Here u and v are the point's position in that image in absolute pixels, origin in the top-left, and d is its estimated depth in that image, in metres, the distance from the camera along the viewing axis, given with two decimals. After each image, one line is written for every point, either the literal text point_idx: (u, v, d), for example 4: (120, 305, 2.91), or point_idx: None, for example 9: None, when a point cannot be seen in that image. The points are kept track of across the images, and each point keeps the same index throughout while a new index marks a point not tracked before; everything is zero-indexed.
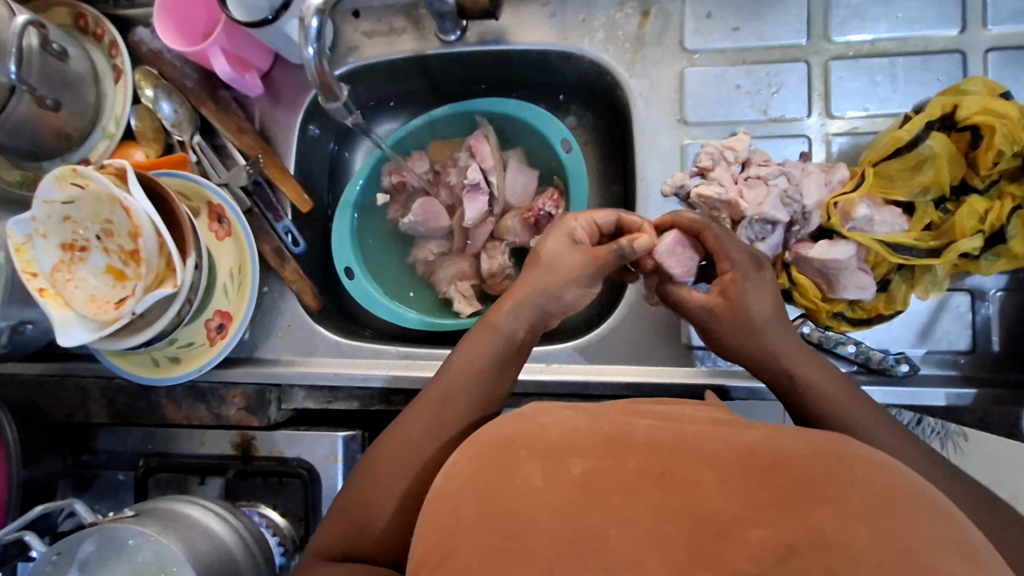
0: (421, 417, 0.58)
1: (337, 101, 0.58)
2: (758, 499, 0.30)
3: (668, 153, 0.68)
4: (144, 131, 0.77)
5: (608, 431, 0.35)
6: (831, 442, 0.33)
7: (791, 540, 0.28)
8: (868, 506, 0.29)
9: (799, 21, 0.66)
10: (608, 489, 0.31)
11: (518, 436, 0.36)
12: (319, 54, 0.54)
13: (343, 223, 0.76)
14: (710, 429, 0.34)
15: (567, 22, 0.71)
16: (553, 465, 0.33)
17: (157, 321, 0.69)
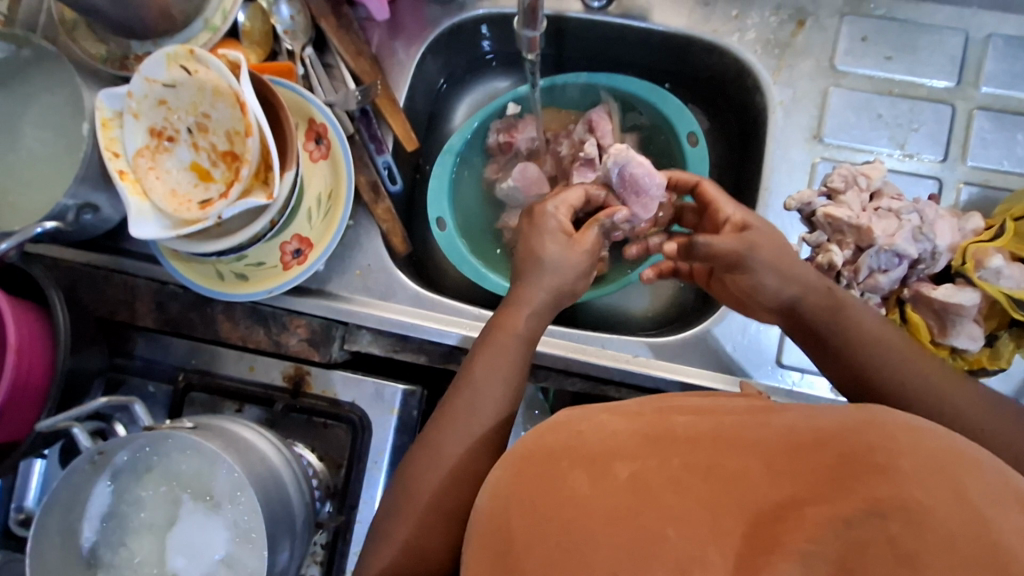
0: (463, 403, 0.59)
1: (532, 31, 0.55)
2: (819, 480, 0.30)
3: (798, 168, 0.66)
4: (251, 33, 0.72)
5: (647, 431, 0.36)
6: (869, 414, 0.32)
7: (849, 514, 0.28)
8: (924, 473, 0.29)
9: (951, 64, 0.66)
10: (655, 490, 0.33)
11: (570, 444, 0.37)
12: None
13: (444, 170, 0.74)
14: (747, 419, 0.36)
15: (717, 15, 0.69)
16: (597, 472, 0.34)
17: (239, 232, 0.64)
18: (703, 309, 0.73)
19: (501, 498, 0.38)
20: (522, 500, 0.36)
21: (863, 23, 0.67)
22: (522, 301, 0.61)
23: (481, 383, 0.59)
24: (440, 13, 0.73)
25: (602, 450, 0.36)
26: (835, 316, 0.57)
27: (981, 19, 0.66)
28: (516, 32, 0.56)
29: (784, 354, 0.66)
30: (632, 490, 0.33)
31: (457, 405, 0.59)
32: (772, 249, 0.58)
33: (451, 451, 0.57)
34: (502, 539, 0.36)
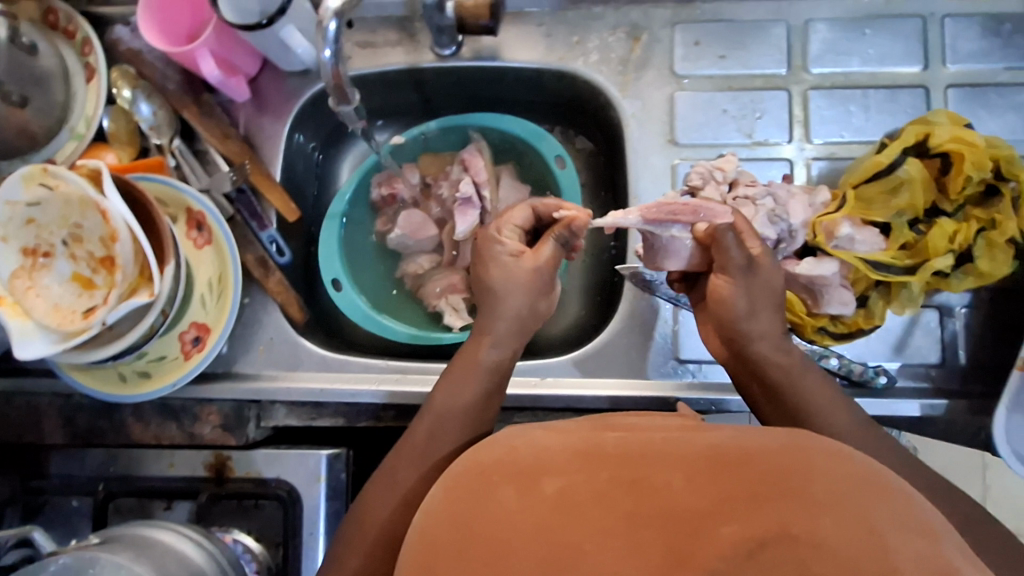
0: (420, 445, 0.56)
1: (348, 104, 0.57)
2: (735, 497, 0.31)
3: (660, 172, 0.70)
4: (117, 133, 0.73)
5: (580, 445, 0.35)
6: (796, 439, 0.34)
7: (759, 534, 0.30)
8: (831, 501, 0.31)
9: (779, 52, 0.70)
10: (581, 504, 0.32)
11: (501, 458, 0.36)
12: (336, 57, 0.52)
13: (332, 233, 0.75)
14: (675, 435, 0.35)
15: (560, 43, 0.72)
16: (527, 487, 0.34)
17: (128, 333, 0.64)
18: (603, 319, 0.76)
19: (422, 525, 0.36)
20: (441, 532, 0.35)
21: (694, 28, 0.71)
22: (483, 333, 0.60)
23: (441, 421, 0.57)
24: (301, 84, 0.75)
25: (535, 463, 0.35)
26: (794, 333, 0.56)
27: (797, 7, 0.71)
28: (335, 110, 0.58)
29: (683, 350, 0.67)
30: (557, 505, 0.33)
31: (416, 446, 0.56)
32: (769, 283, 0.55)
33: (386, 517, 0.55)
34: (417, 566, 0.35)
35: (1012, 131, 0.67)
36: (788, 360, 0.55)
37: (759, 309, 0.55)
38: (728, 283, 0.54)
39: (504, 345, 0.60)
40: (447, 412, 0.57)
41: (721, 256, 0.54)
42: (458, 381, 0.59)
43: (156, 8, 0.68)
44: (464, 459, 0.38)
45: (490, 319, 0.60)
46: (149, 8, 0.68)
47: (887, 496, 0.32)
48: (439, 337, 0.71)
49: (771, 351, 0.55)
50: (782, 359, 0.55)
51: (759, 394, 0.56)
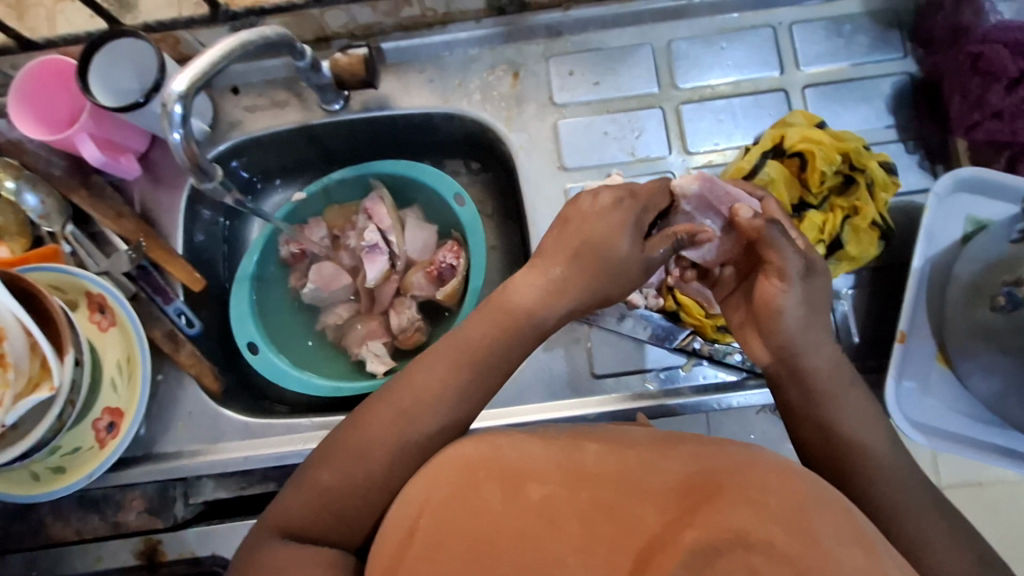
0: (336, 479, 0.49)
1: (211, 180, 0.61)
2: (696, 507, 0.34)
3: (553, 198, 0.73)
4: (5, 226, 0.71)
5: (564, 459, 0.38)
6: (752, 455, 0.37)
7: (715, 540, 0.32)
8: (784, 509, 0.33)
9: (649, 73, 0.75)
10: (564, 518, 0.35)
11: (487, 461, 0.38)
12: (186, 138, 0.55)
13: (242, 297, 0.75)
14: (651, 454, 0.38)
15: (444, 86, 0.75)
16: (512, 490, 0.37)
17: (32, 430, 0.62)
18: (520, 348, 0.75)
19: (409, 514, 0.38)
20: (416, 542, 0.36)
21: (567, 59, 0.75)
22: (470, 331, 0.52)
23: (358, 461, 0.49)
24: None
25: (518, 467, 0.38)
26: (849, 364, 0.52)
27: (659, 29, 0.75)
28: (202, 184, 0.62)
29: (596, 365, 0.69)
30: (529, 521, 0.35)
31: (324, 481, 0.49)
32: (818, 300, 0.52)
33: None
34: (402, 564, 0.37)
35: (866, 121, 0.73)
36: (814, 365, 0.51)
37: (822, 325, 0.52)
38: (783, 286, 0.50)
39: (525, 339, 0.53)
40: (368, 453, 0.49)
41: (772, 257, 0.50)
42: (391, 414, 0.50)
43: (30, 99, 0.68)
44: (444, 457, 0.40)
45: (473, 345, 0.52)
46: (22, 100, 0.68)
47: (823, 506, 0.34)
48: (352, 386, 0.71)
49: (830, 365, 0.51)
50: (825, 365, 0.51)
51: (795, 400, 0.51)
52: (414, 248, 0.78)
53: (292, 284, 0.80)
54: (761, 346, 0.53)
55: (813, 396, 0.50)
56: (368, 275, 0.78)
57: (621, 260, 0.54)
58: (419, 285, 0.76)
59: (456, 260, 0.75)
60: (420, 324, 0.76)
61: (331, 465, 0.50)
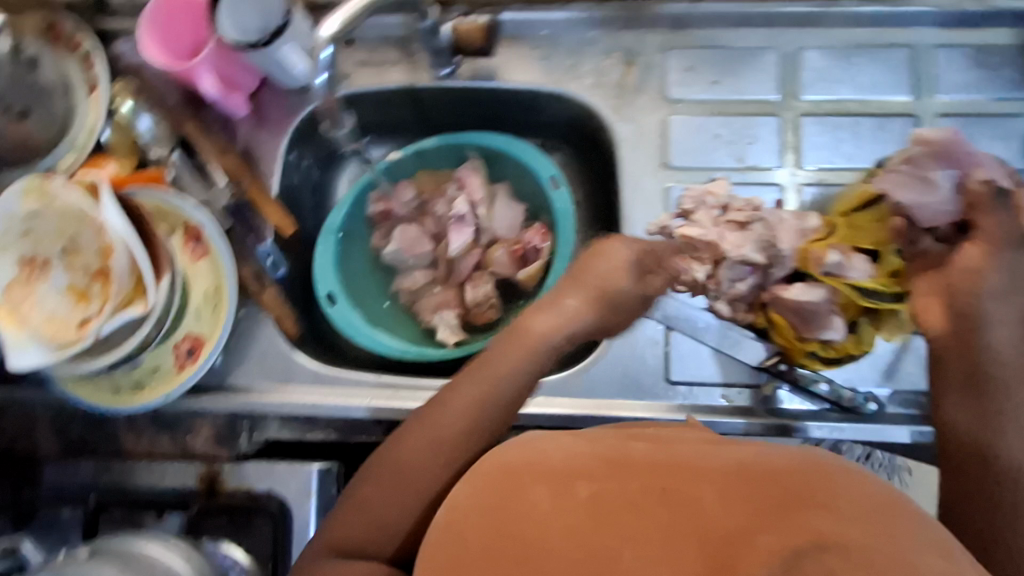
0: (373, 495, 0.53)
1: None
2: (770, 509, 0.32)
3: (651, 197, 0.70)
4: (117, 146, 0.73)
5: (606, 453, 0.38)
6: (805, 452, 0.36)
7: (797, 544, 0.30)
8: (860, 514, 0.32)
9: (772, 79, 0.72)
10: (613, 512, 0.34)
11: (531, 459, 0.38)
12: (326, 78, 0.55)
13: (327, 248, 0.76)
14: (700, 450, 0.37)
15: (557, 66, 0.73)
16: (561, 488, 0.36)
17: (122, 345, 0.64)
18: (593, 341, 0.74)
19: (453, 514, 0.39)
20: (470, 514, 0.38)
21: (689, 53, 0.72)
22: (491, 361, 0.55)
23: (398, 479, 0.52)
24: (298, 100, 0.75)
25: (567, 468, 0.37)
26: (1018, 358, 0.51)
27: (790, 34, 0.72)
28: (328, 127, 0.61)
29: (671, 371, 0.68)
30: (591, 509, 0.34)
31: (367, 494, 0.54)
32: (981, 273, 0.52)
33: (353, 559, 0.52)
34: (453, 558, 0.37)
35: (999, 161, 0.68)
36: (978, 351, 0.52)
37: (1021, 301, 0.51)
38: (986, 252, 0.52)
39: (543, 358, 0.55)
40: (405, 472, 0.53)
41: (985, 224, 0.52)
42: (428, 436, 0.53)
43: (158, 25, 0.69)
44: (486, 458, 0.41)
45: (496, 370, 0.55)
46: (151, 26, 0.69)
47: (897, 518, 0.32)
48: (424, 353, 0.72)
49: (1011, 351, 0.51)
50: (1006, 348, 0.51)
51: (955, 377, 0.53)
52: (500, 225, 0.77)
53: (374, 243, 0.80)
54: (942, 315, 0.54)
55: (975, 382, 0.52)
56: (451, 244, 0.77)
57: (626, 298, 0.58)
58: (499, 262, 0.76)
59: (542, 243, 0.75)
60: (495, 302, 0.76)
61: (373, 484, 0.54)
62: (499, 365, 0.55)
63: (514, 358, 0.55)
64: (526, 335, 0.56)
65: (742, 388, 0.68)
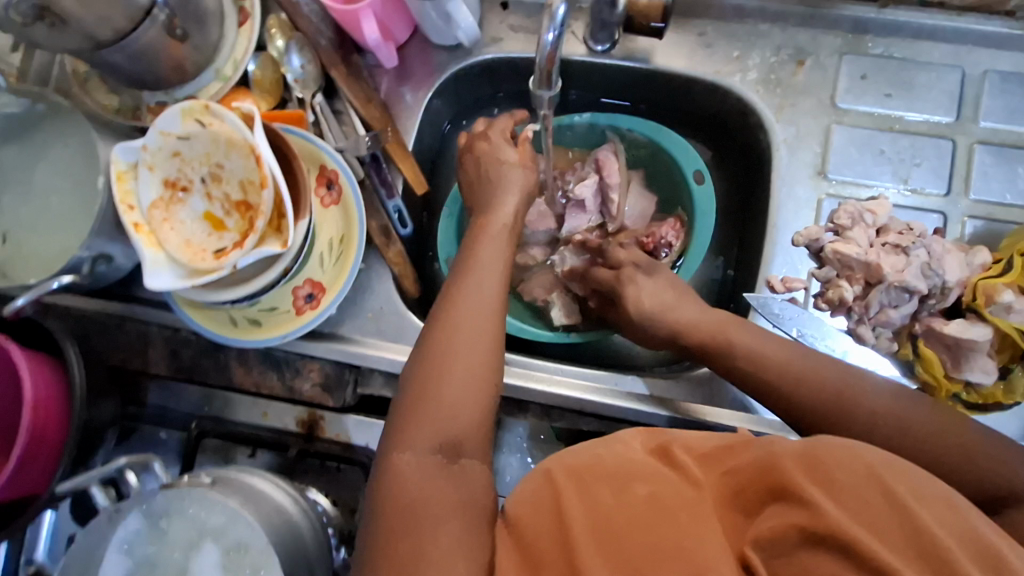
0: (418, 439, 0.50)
1: (547, 90, 0.55)
2: (774, 501, 0.38)
3: (804, 204, 0.67)
4: (261, 81, 0.73)
5: (651, 445, 0.45)
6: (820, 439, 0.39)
7: (800, 522, 0.35)
8: (859, 487, 0.36)
9: (951, 100, 0.67)
10: (671, 510, 0.39)
11: (590, 464, 0.43)
12: (557, 40, 0.50)
13: (453, 213, 0.76)
14: (744, 448, 0.42)
15: (719, 55, 0.70)
16: (619, 489, 0.41)
17: (254, 280, 0.64)
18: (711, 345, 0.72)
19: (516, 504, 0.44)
20: (525, 523, 0.42)
21: (863, 61, 0.68)
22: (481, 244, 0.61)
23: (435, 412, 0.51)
24: (447, 59, 0.74)
25: (620, 470, 0.42)
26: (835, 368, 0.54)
27: (977, 56, 0.68)
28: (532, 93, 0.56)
29: None
30: (651, 505, 0.39)
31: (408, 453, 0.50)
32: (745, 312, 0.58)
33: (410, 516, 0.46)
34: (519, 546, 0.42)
35: None
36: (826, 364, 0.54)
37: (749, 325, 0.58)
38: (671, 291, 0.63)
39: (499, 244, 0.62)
40: (439, 400, 0.51)
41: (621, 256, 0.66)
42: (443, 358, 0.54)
43: None
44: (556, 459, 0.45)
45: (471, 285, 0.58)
46: None
47: (904, 476, 0.36)
48: (539, 333, 0.70)
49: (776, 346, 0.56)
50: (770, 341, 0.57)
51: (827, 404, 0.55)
52: (630, 214, 0.75)
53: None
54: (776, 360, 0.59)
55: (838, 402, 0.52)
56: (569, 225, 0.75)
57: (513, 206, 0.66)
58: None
59: (675, 239, 0.72)
60: None
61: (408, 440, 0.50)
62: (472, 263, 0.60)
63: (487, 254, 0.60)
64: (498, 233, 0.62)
65: None
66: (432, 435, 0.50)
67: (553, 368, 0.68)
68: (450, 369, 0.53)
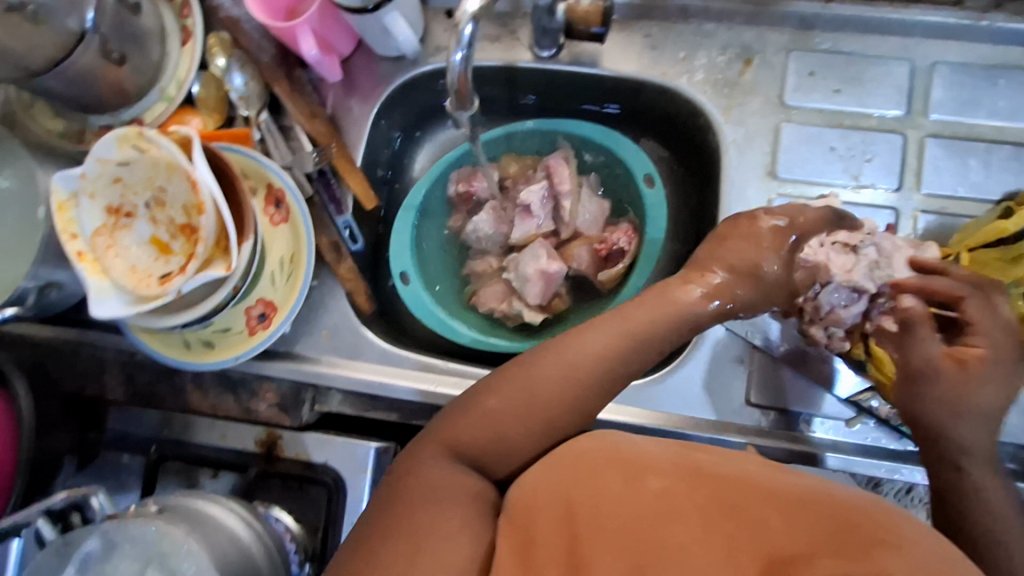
0: (441, 469, 0.50)
1: (466, 109, 0.54)
2: (825, 535, 0.36)
3: (755, 205, 0.66)
4: (206, 100, 0.72)
5: (683, 461, 0.43)
6: (874, 504, 0.39)
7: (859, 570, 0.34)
8: (921, 560, 0.35)
9: (900, 93, 0.66)
10: (680, 505, 0.39)
11: (609, 454, 0.44)
12: (465, 61, 0.50)
13: (405, 225, 0.74)
14: (766, 470, 0.42)
15: (665, 57, 0.69)
16: (631, 484, 0.41)
17: (201, 303, 0.64)
18: (667, 351, 0.72)
19: (529, 495, 0.44)
20: (544, 503, 0.42)
21: (810, 57, 0.67)
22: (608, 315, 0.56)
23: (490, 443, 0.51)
24: (392, 70, 0.74)
25: (636, 461, 0.43)
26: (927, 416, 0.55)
27: (925, 47, 0.67)
28: (450, 114, 0.55)
29: (752, 393, 0.66)
30: (659, 503, 0.39)
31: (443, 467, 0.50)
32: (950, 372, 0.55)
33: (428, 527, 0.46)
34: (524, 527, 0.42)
35: None
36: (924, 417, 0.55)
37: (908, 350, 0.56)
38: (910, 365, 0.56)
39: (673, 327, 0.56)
40: (493, 432, 0.51)
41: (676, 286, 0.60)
42: (552, 403, 0.52)
43: None
44: (571, 444, 0.46)
45: (629, 321, 0.55)
46: None
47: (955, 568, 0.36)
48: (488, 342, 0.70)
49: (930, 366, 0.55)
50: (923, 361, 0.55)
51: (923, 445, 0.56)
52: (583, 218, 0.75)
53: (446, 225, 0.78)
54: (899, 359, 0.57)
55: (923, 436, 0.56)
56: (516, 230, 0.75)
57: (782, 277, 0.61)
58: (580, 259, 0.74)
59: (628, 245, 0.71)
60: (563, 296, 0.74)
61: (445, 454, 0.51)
62: (625, 321, 0.55)
63: (635, 315, 0.55)
64: (647, 304, 0.56)
65: (823, 418, 0.65)
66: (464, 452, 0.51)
67: None
68: (508, 413, 0.52)
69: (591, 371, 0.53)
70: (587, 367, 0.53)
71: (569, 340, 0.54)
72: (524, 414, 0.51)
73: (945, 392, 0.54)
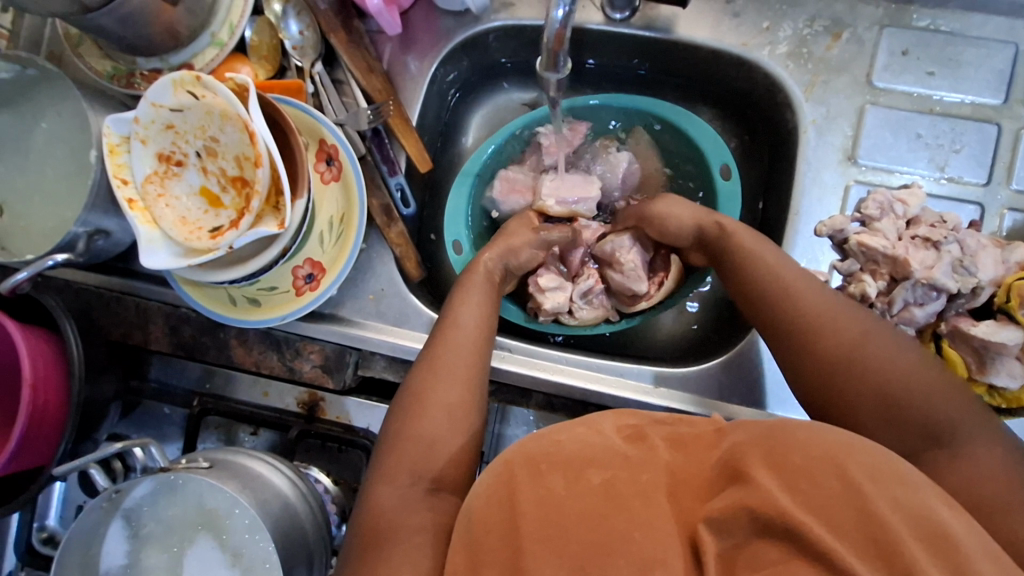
0: (393, 491, 0.51)
1: (556, 73, 0.52)
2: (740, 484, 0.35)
3: (831, 190, 0.63)
4: (258, 47, 0.70)
5: (617, 446, 0.39)
6: (769, 424, 0.38)
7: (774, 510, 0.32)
8: (811, 465, 0.34)
9: (999, 80, 0.62)
10: (626, 497, 0.35)
11: (548, 450, 0.39)
12: (568, 17, 0.47)
13: (462, 192, 0.73)
14: (707, 443, 0.40)
15: (749, 26, 0.65)
16: (573, 477, 0.37)
17: (251, 260, 0.62)
18: (719, 341, 0.71)
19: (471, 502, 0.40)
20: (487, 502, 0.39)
21: (906, 35, 0.63)
22: (470, 291, 0.62)
23: (415, 455, 0.53)
24: (454, 25, 0.71)
25: (580, 455, 0.38)
26: (841, 364, 0.50)
27: None
28: (540, 76, 0.53)
29: None
30: (605, 495, 0.36)
31: (386, 488, 0.52)
32: (839, 321, 0.52)
33: (379, 528, 0.50)
34: (469, 543, 0.39)
35: None
36: (867, 375, 0.49)
37: (818, 313, 0.52)
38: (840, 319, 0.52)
39: (489, 292, 0.63)
40: (422, 442, 0.53)
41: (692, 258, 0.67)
42: (441, 394, 0.55)
43: None
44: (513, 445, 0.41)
45: (463, 308, 0.61)
46: None
47: (848, 447, 0.35)
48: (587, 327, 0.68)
49: (833, 322, 0.52)
50: (821, 314, 0.52)
51: (863, 404, 0.48)
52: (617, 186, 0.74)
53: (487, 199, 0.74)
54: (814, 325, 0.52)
55: (861, 388, 0.49)
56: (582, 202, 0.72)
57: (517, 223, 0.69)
58: (627, 274, 0.67)
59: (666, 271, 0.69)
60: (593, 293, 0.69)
61: (388, 480, 0.52)
62: (466, 303, 0.61)
63: (471, 298, 0.61)
64: (477, 287, 0.63)
65: None
66: (414, 468, 0.52)
67: (556, 357, 0.66)
68: (426, 411, 0.54)
69: (464, 352, 0.58)
70: (448, 353, 0.57)
71: (453, 316, 0.60)
72: (439, 412, 0.54)
73: (839, 320, 0.52)
